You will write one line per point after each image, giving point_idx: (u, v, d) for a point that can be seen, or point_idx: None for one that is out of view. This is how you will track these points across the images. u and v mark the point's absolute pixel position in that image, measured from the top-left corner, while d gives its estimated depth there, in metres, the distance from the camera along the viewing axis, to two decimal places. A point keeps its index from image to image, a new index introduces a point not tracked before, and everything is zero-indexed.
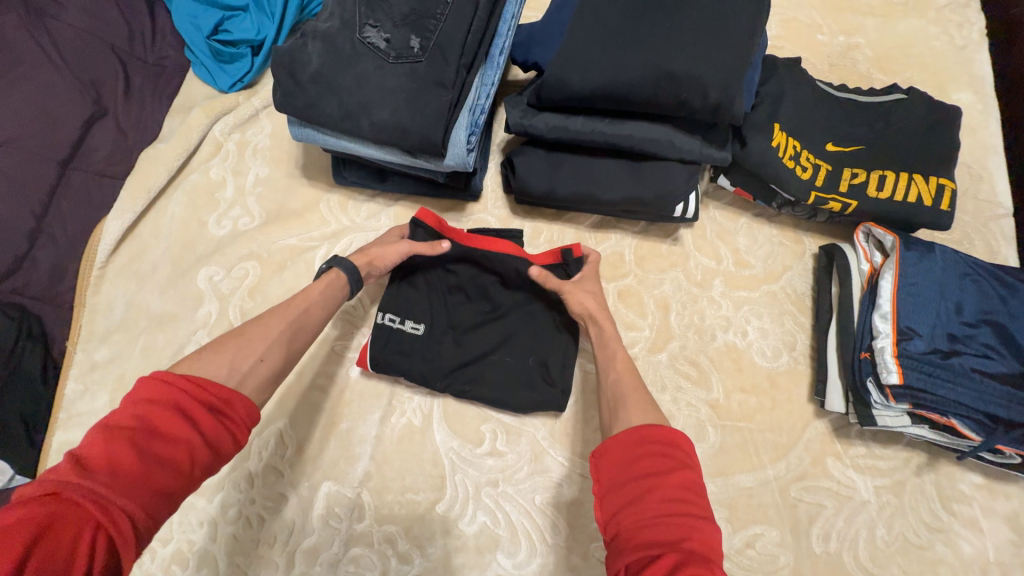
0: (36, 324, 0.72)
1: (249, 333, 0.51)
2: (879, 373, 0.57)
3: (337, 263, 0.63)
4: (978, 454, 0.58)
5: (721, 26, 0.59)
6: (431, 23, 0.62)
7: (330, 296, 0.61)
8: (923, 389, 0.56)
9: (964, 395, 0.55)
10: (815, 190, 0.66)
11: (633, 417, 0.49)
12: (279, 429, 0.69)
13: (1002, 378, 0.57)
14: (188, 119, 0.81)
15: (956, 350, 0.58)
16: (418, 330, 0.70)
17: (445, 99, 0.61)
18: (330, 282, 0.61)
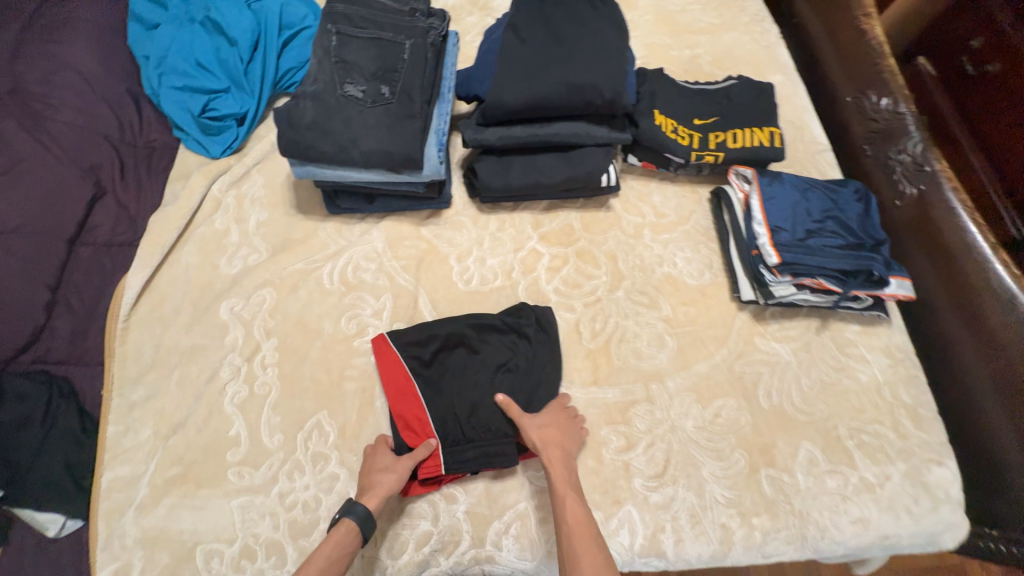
0: (66, 382, 0.78)
1: None
2: (765, 260, 0.81)
3: (348, 513, 0.65)
4: (844, 303, 0.82)
5: (602, 48, 0.84)
6: (395, 74, 0.82)
7: (336, 552, 0.62)
8: (795, 263, 0.79)
9: (823, 262, 0.79)
10: (694, 150, 0.91)
11: (585, 575, 0.60)
12: (318, 419, 0.78)
13: (844, 248, 0.82)
14: (189, 184, 0.94)
15: (811, 236, 0.82)
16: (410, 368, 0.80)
17: (417, 126, 0.80)
18: (344, 533, 0.64)
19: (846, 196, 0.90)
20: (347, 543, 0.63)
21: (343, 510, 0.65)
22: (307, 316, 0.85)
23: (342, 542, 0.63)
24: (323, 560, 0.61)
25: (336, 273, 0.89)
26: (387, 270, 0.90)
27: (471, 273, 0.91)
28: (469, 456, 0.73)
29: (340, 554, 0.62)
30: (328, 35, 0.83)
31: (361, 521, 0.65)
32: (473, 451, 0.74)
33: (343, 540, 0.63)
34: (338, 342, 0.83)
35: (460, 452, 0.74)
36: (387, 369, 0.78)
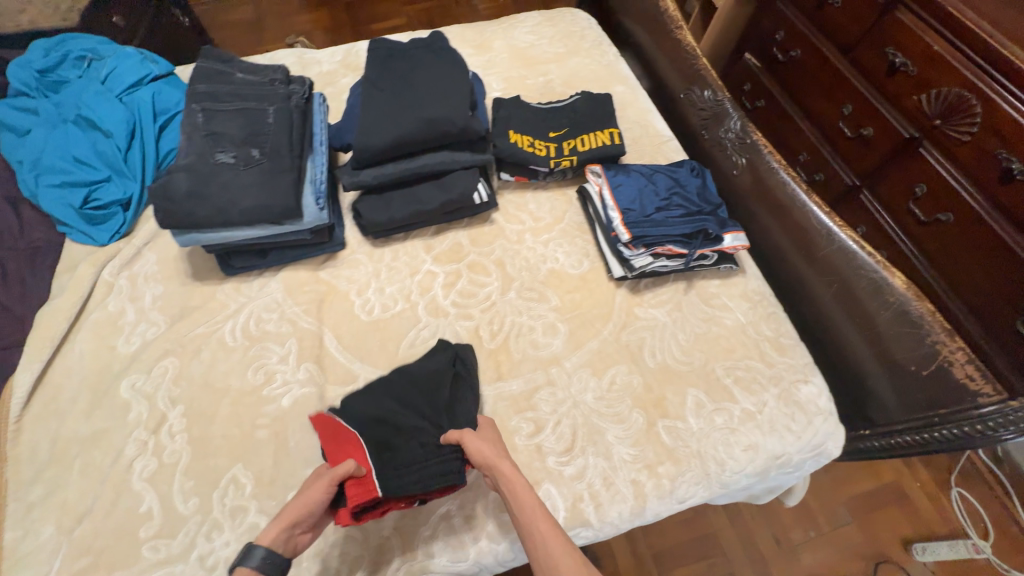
0: None
1: None
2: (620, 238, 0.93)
3: (245, 559, 0.56)
4: (696, 263, 0.95)
5: (449, 85, 0.96)
6: (263, 137, 0.89)
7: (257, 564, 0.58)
8: (644, 236, 0.91)
9: (667, 231, 0.92)
10: (551, 158, 1.04)
11: (564, 570, 0.57)
12: (234, 473, 0.79)
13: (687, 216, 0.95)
14: (77, 273, 0.95)
15: (657, 211, 0.95)
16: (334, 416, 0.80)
17: (290, 179, 0.88)
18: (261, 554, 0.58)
19: (684, 173, 1.04)
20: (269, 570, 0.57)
21: (238, 557, 0.57)
22: (213, 376, 0.87)
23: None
24: None
25: (238, 330, 0.92)
26: (290, 317, 0.94)
27: (373, 304, 0.97)
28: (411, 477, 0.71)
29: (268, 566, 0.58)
30: (194, 112, 0.89)
31: (260, 564, 0.56)
32: (406, 477, 0.71)
33: (259, 568, 0.56)
34: (246, 395, 0.85)
35: (399, 473, 0.71)
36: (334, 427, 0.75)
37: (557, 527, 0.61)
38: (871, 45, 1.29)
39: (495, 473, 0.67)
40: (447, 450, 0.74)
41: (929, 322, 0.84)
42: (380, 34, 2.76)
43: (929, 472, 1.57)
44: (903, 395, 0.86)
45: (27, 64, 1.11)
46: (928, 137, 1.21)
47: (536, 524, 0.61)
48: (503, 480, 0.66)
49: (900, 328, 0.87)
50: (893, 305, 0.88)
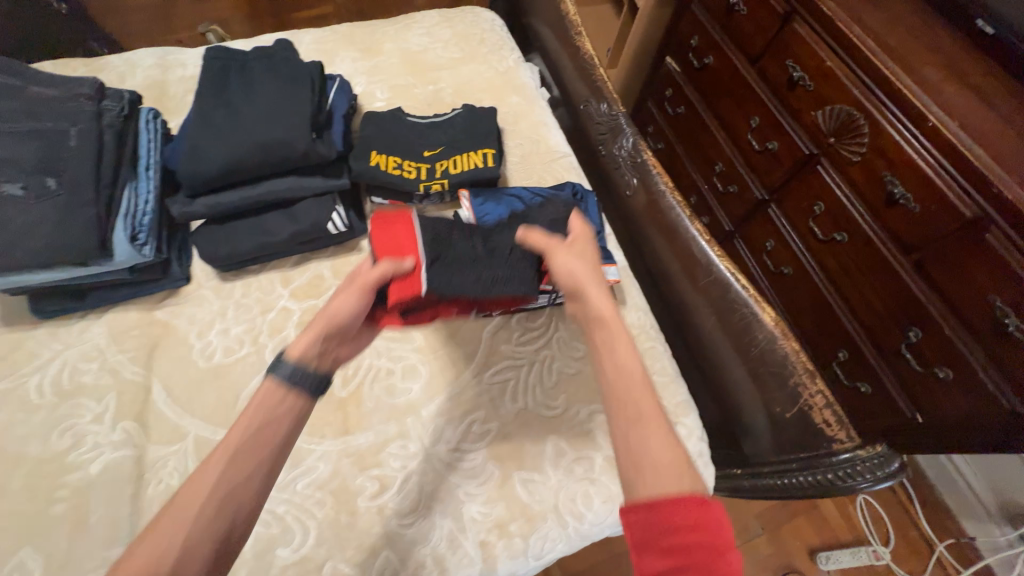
0: None
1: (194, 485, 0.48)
2: None
3: (273, 372, 0.55)
4: (562, 298, 0.90)
5: (291, 103, 0.86)
6: (61, 164, 0.77)
7: (274, 406, 0.54)
8: None
9: None
10: (421, 181, 0.95)
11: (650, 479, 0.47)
12: (21, 557, 0.68)
13: None
14: None
15: None
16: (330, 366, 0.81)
17: (92, 215, 0.76)
18: (262, 396, 0.54)
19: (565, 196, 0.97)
20: (285, 399, 0.55)
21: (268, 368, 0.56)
22: (7, 440, 0.76)
23: (278, 392, 0.55)
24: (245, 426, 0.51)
25: (46, 384, 0.80)
26: (111, 366, 0.82)
27: (214, 347, 0.86)
28: (469, 279, 0.70)
29: (268, 431, 0.52)
30: None
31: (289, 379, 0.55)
32: (470, 269, 0.71)
33: (273, 402, 0.54)
34: (46, 462, 0.74)
35: (451, 275, 0.69)
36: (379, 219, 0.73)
37: (652, 415, 0.50)
38: (774, 57, 1.25)
39: (583, 298, 0.59)
40: (527, 265, 0.72)
41: (793, 362, 0.82)
42: (305, 24, 2.57)
43: None
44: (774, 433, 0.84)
45: None
46: (825, 154, 1.18)
47: (625, 422, 0.50)
48: (593, 308, 0.58)
49: (769, 367, 0.84)
50: (762, 343, 0.85)
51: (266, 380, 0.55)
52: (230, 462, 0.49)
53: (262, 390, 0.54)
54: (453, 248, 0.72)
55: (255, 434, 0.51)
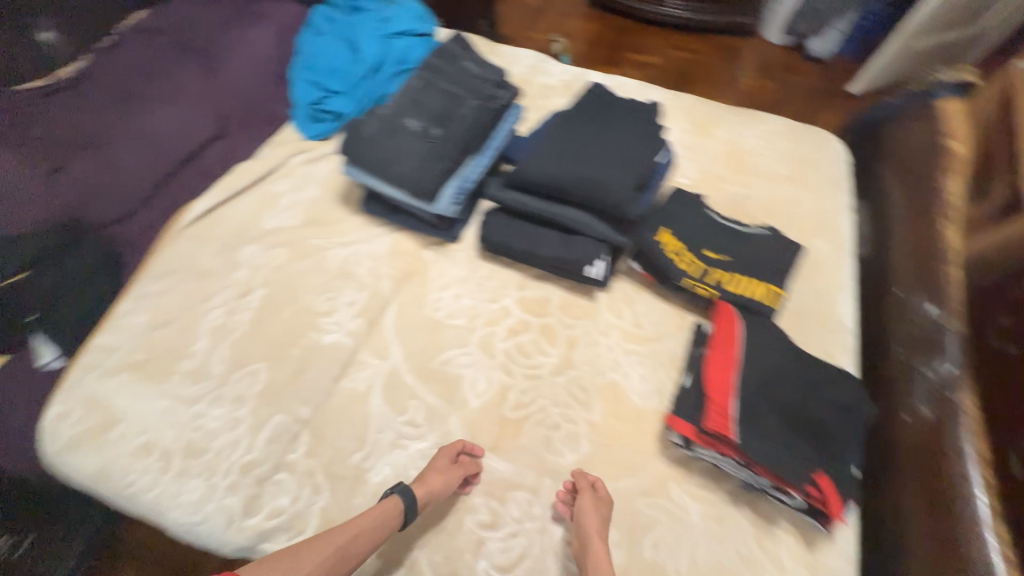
0: (121, 260, 1.03)
1: (307, 550, 0.63)
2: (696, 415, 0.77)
3: (399, 494, 0.73)
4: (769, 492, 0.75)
5: (630, 159, 0.92)
6: (450, 122, 0.96)
7: (381, 521, 0.70)
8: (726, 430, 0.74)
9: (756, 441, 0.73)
10: (690, 278, 0.91)
11: None
12: (258, 368, 0.89)
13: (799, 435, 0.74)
14: (279, 152, 1.18)
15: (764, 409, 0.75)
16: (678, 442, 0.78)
17: (445, 168, 0.93)
18: (388, 508, 0.71)
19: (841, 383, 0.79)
20: (393, 518, 0.71)
21: (396, 489, 0.74)
22: (298, 281, 0.99)
23: (393, 509, 0.71)
24: (372, 519, 0.69)
25: (338, 258, 1.02)
26: (379, 272, 1.01)
27: (442, 304, 0.98)
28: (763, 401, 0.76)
29: (349, 536, 0.67)
30: (417, 78, 1.01)
31: (407, 509, 0.72)
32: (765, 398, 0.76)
33: (391, 512, 0.71)
34: (307, 313, 0.95)
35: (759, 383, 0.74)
36: (723, 307, 0.87)
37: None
38: None
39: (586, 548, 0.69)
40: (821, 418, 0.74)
41: None
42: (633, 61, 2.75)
43: None
44: None
45: None
46: None
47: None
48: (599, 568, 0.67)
49: None
50: None
51: (390, 498, 0.73)
52: (309, 551, 0.64)
53: (384, 503, 0.72)
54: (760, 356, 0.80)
55: (352, 537, 0.67)
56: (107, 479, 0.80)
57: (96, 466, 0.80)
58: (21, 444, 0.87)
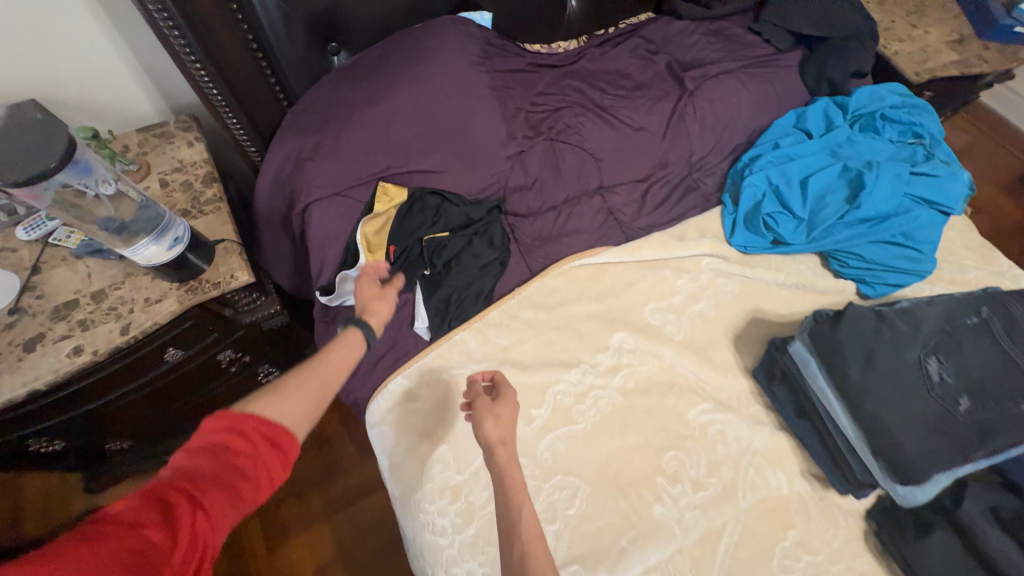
0: (506, 256, 0.95)
1: (289, 381, 0.59)
2: None
3: (356, 325, 0.72)
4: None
5: None
6: (991, 403, 0.69)
7: (349, 350, 0.68)
8: None
9: None
10: None
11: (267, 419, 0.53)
12: (579, 488, 0.78)
13: None
14: (695, 239, 1.02)
15: None
16: None
17: (955, 460, 0.66)
18: (347, 340, 0.69)
19: None
20: (353, 344, 0.69)
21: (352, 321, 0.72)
22: (652, 412, 0.85)
23: (353, 340, 0.70)
24: (343, 346, 0.68)
25: (704, 416, 0.85)
26: (741, 469, 0.81)
27: (795, 569, 0.75)
28: None
29: (332, 364, 0.65)
30: (968, 311, 0.75)
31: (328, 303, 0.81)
32: None
33: (348, 345, 0.69)
34: (649, 461, 0.81)
35: None
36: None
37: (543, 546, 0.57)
38: None
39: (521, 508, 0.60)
40: None
41: None
42: None
43: None
44: None
45: (878, 98, 1.08)
46: None
47: None
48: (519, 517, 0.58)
49: None
50: None
51: (347, 330, 0.71)
52: (299, 384, 0.60)
53: (347, 335, 0.70)
54: None
55: (330, 366, 0.64)
56: (412, 490, 0.79)
57: (411, 470, 0.80)
58: (359, 378, 0.90)
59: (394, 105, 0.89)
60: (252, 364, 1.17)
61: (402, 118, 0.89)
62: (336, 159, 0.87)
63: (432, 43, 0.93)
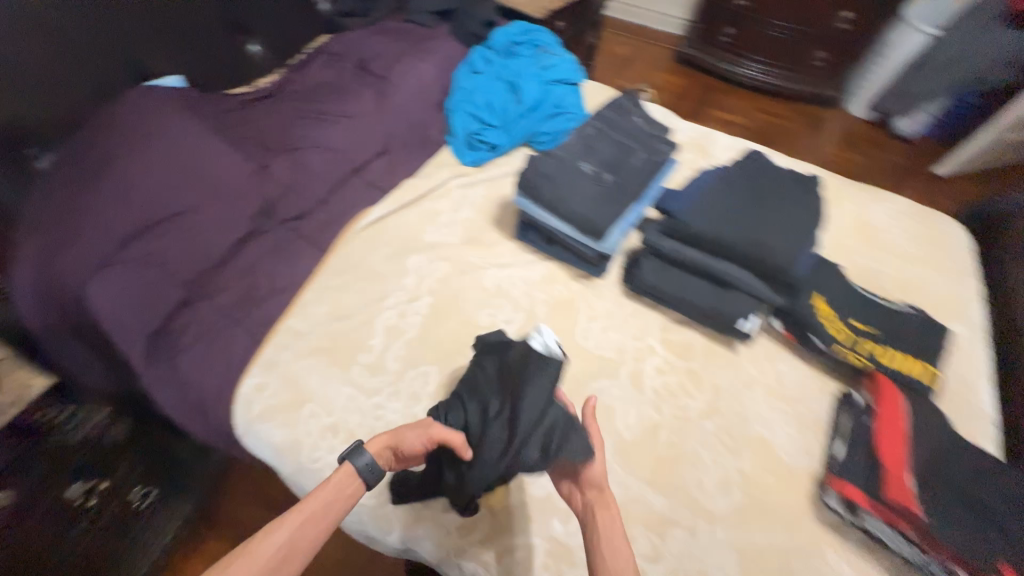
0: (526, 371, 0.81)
1: (257, 546, 0.61)
2: (857, 506, 0.75)
3: (352, 459, 0.70)
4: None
5: (792, 225, 0.97)
6: (621, 169, 1.06)
7: (335, 496, 0.68)
8: (889, 529, 0.73)
9: (907, 538, 0.72)
10: (842, 345, 0.94)
11: None
12: (428, 371, 0.96)
13: (968, 557, 0.69)
14: (438, 173, 1.31)
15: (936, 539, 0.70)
16: (840, 508, 0.77)
17: (615, 211, 1.02)
18: (342, 476, 0.69)
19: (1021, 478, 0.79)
20: (353, 485, 0.70)
21: (347, 454, 0.70)
22: (459, 295, 1.08)
23: (352, 476, 0.70)
24: (324, 497, 0.67)
25: (494, 278, 1.11)
26: (533, 297, 1.08)
27: (590, 335, 1.04)
28: (965, 477, 0.77)
29: (327, 510, 0.66)
30: (588, 127, 1.12)
31: (361, 470, 0.70)
32: (966, 476, 0.77)
33: (346, 484, 0.69)
34: (469, 325, 1.03)
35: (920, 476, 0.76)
36: (884, 383, 0.89)
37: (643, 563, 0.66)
38: None
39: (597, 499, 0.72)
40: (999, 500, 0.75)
41: None
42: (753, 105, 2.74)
43: None
44: None
45: (507, 32, 1.50)
46: None
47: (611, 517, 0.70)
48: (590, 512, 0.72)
49: None
50: None
51: (345, 464, 0.70)
52: (302, 524, 0.63)
53: (339, 472, 0.69)
54: (936, 445, 0.81)
55: (319, 511, 0.66)
56: (298, 452, 0.88)
57: (284, 439, 0.88)
58: (210, 409, 0.94)
59: (124, 171, 0.96)
60: (112, 490, 1.08)
61: (137, 177, 0.97)
62: (85, 236, 0.92)
63: (137, 111, 1.02)
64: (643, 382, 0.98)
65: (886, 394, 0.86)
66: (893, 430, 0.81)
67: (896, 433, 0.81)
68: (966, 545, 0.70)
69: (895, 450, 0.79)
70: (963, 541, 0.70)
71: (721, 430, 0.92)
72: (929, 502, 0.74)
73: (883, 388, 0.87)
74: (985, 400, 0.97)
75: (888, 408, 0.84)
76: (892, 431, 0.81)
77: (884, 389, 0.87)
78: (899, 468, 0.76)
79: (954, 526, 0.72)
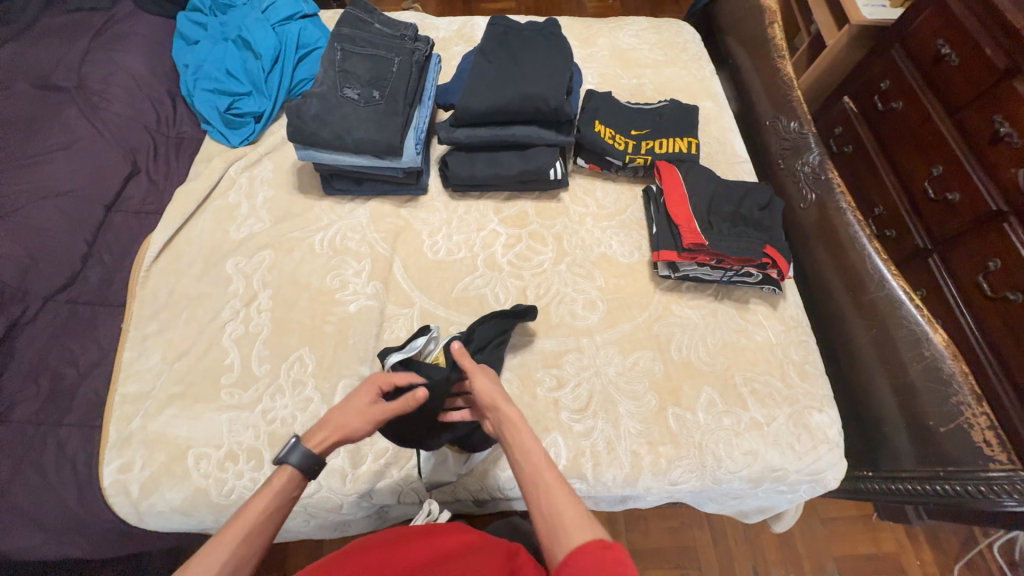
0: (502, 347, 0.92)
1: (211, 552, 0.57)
2: (673, 264, 1.01)
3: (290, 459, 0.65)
4: (737, 277, 1.01)
5: (549, 71, 1.08)
6: (385, 81, 1.04)
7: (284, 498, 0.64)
8: (694, 269, 1.01)
9: (706, 266, 1.00)
10: (628, 153, 1.11)
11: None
12: (301, 353, 0.93)
13: (750, 263, 0.98)
14: (210, 166, 1.14)
15: (719, 258, 0.99)
16: (668, 272, 1.03)
17: (399, 121, 1.01)
18: (284, 480, 0.65)
19: (764, 189, 1.07)
20: (297, 483, 0.66)
21: (285, 454, 0.66)
22: (298, 272, 1.02)
23: (292, 474, 0.65)
24: (272, 497, 0.63)
25: (325, 241, 1.07)
26: (371, 240, 1.08)
27: (440, 246, 1.08)
28: (729, 207, 1.03)
29: (273, 513, 0.62)
30: (334, 51, 1.07)
31: (305, 466, 0.66)
32: (729, 206, 1.04)
33: (288, 483, 0.65)
34: (322, 294, 1.00)
35: (704, 219, 1.01)
36: (663, 166, 1.09)
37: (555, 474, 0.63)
38: (980, 110, 1.23)
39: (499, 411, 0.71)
40: (748, 210, 1.03)
41: (959, 381, 0.84)
42: None
43: (959, 550, 1.38)
44: (921, 447, 0.88)
45: None
46: (1016, 213, 1.14)
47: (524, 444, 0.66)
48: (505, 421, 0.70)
49: (929, 383, 0.87)
50: (926, 359, 0.88)
51: (281, 467, 0.66)
52: (249, 530, 0.59)
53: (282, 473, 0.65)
54: (705, 195, 1.05)
55: (276, 511, 0.63)
56: (208, 497, 0.81)
57: (187, 494, 0.82)
58: (83, 518, 0.82)
59: None
60: None
61: None
62: None
63: None
64: (499, 261, 1.06)
65: (664, 171, 1.09)
66: (677, 195, 1.04)
67: (678, 196, 1.04)
68: (741, 248, 0.97)
69: (679, 208, 1.02)
70: (738, 246, 0.97)
71: (573, 263, 1.06)
72: (713, 235, 0.98)
73: (660, 168, 1.09)
74: (734, 147, 1.24)
75: (669, 181, 1.07)
76: (675, 196, 1.04)
77: (660, 169, 1.09)
78: (687, 220, 1.00)
79: (732, 240, 0.98)
